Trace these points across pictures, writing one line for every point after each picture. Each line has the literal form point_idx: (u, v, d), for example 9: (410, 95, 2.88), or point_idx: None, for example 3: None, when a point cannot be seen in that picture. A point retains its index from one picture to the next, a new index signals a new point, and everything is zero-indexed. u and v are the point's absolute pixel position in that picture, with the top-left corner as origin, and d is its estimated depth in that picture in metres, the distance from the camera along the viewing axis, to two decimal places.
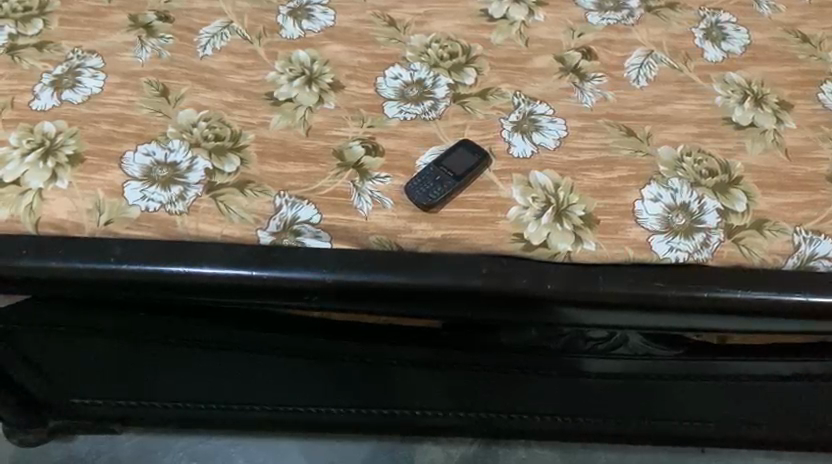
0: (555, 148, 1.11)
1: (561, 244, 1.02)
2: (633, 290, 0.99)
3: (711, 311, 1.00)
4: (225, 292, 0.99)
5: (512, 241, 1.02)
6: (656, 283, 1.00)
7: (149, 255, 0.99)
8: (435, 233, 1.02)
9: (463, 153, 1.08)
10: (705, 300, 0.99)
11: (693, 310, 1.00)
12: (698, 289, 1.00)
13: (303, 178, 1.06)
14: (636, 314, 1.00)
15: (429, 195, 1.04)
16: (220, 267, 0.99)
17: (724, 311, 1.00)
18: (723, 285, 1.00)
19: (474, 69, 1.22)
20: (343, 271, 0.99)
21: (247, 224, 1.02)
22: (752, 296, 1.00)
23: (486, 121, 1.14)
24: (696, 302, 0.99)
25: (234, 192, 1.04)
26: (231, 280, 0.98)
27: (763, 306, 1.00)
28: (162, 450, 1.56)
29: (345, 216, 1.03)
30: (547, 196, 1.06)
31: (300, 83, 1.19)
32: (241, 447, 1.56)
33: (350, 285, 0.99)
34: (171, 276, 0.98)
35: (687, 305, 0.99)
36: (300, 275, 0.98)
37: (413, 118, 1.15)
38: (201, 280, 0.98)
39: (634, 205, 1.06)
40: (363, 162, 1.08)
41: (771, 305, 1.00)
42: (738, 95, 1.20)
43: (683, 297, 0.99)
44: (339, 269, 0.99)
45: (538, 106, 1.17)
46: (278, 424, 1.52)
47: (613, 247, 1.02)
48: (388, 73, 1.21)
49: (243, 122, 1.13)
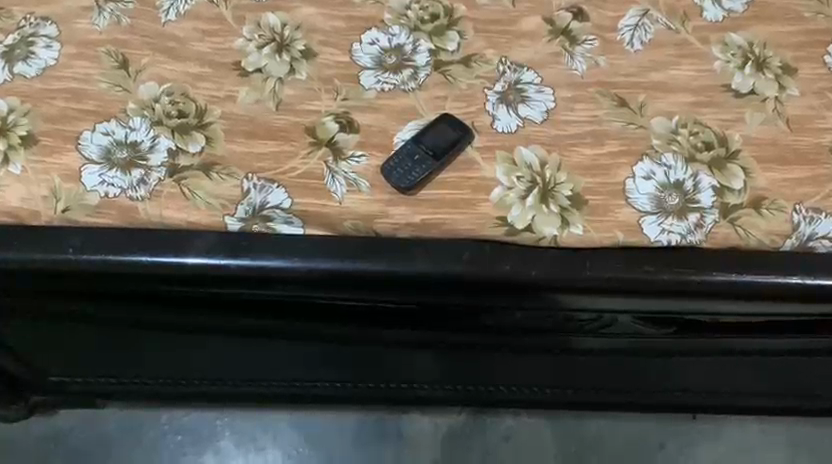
0: (543, 120, 1.04)
1: (548, 228, 0.96)
2: (624, 274, 0.95)
3: (702, 295, 0.96)
4: (193, 281, 0.95)
5: (495, 227, 0.96)
6: (646, 268, 0.95)
7: (115, 244, 0.94)
8: (414, 217, 0.97)
9: (444, 130, 1.01)
10: (696, 283, 0.95)
11: (684, 294, 0.96)
12: (688, 273, 0.96)
13: (274, 158, 0.99)
14: (623, 299, 0.96)
15: (406, 177, 0.98)
16: (193, 257, 0.94)
17: (715, 295, 0.96)
18: (716, 268, 0.96)
19: (457, 32, 1.14)
20: (320, 261, 0.95)
21: (214, 210, 0.96)
22: (745, 279, 0.96)
23: (469, 92, 1.07)
24: (687, 285, 0.95)
25: (200, 176, 0.97)
26: (205, 272, 0.94)
27: (756, 289, 0.96)
28: (148, 423, 1.53)
29: (318, 200, 0.97)
30: (532, 175, 1.00)
31: (270, 50, 1.11)
32: (229, 420, 1.55)
33: (329, 276, 0.95)
34: (141, 269, 0.94)
35: (678, 290, 0.96)
36: (277, 264, 0.94)
37: (391, 89, 1.08)
38: (175, 271, 0.94)
39: (625, 184, 0.99)
40: (337, 140, 1.01)
41: (766, 289, 0.96)
42: (739, 58, 1.13)
43: (674, 280, 0.95)
44: (317, 258, 0.95)
45: (525, 74, 1.10)
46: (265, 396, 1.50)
47: (603, 230, 0.96)
48: (365, 38, 1.13)
49: (209, 96, 1.06)
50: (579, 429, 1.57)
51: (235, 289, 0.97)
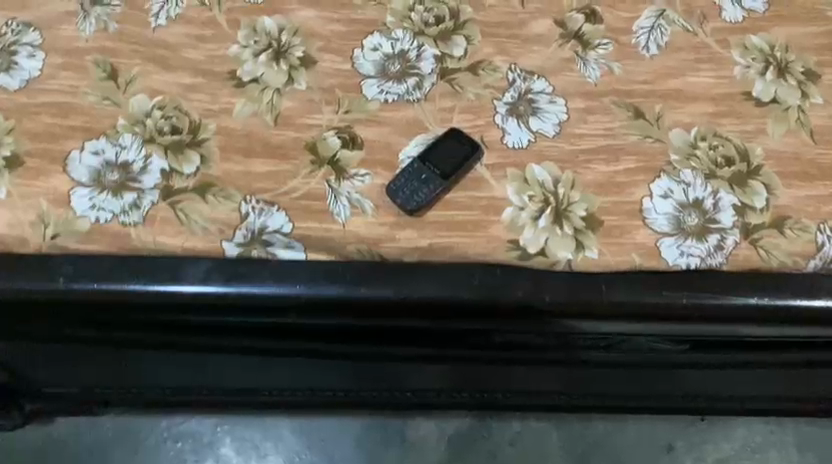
0: (555, 134, 0.99)
1: (561, 252, 0.92)
2: (640, 298, 0.91)
3: (723, 318, 0.92)
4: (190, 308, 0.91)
5: (506, 251, 0.92)
6: (664, 292, 0.91)
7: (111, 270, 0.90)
8: (421, 241, 0.92)
9: (452, 146, 0.96)
10: (717, 306, 0.91)
11: (704, 318, 0.91)
12: (709, 297, 0.91)
13: (273, 178, 0.94)
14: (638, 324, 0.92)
15: (412, 199, 0.93)
16: (190, 284, 0.90)
17: (736, 319, 0.92)
18: (737, 292, 0.92)
19: (464, 36, 1.08)
20: (323, 287, 0.90)
21: (211, 235, 0.91)
22: (768, 303, 0.91)
23: (477, 102, 1.02)
24: (706, 309, 0.91)
25: (195, 199, 0.92)
26: (202, 300, 0.90)
27: (780, 313, 0.92)
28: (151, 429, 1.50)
29: (320, 224, 0.92)
30: (545, 194, 0.95)
31: (267, 58, 1.05)
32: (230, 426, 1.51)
33: (332, 303, 0.90)
34: (138, 298, 0.90)
35: (698, 314, 0.91)
36: (276, 291, 0.90)
37: (395, 100, 1.03)
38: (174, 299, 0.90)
39: (642, 203, 0.94)
40: (339, 157, 0.96)
41: (790, 314, 0.92)
42: (760, 63, 1.07)
43: (695, 304, 0.91)
44: (319, 284, 0.90)
45: (536, 83, 1.04)
46: (267, 402, 1.47)
47: (619, 254, 0.92)
48: (367, 44, 1.07)
49: (203, 110, 1.00)
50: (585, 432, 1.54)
51: (234, 316, 0.93)
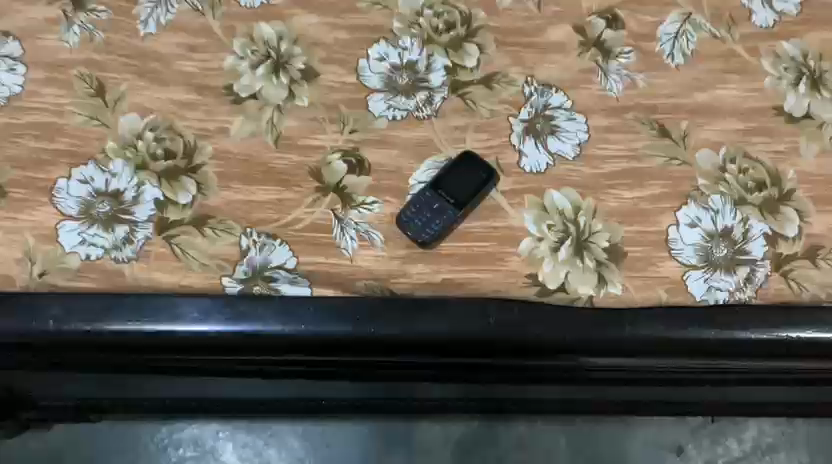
0: (575, 156, 0.93)
1: (583, 287, 0.86)
2: (666, 335, 0.86)
3: (749, 353, 0.88)
4: (189, 349, 0.86)
5: (524, 286, 0.86)
6: (691, 329, 0.86)
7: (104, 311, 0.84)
8: (434, 276, 0.87)
9: (466, 171, 0.90)
10: (745, 342, 0.87)
11: (730, 354, 0.88)
12: (738, 332, 0.86)
13: (275, 207, 0.88)
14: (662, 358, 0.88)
15: (424, 230, 0.87)
16: (187, 324, 0.85)
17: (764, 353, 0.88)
18: (768, 326, 0.87)
19: (477, 45, 1.01)
20: (331, 325, 0.85)
21: (209, 271, 0.86)
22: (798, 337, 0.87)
23: (491, 120, 0.96)
24: (734, 345, 0.87)
25: (192, 232, 0.86)
26: (202, 341, 0.85)
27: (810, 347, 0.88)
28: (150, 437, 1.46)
29: (326, 258, 0.86)
30: (565, 223, 0.89)
31: (266, 70, 0.98)
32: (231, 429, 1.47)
33: (341, 341, 0.86)
34: (133, 340, 0.85)
35: (724, 350, 0.87)
36: (281, 330, 0.85)
37: (404, 117, 0.96)
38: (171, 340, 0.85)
39: (668, 233, 0.89)
40: (345, 183, 0.90)
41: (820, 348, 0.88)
42: (793, 74, 1.00)
43: (722, 340, 0.86)
44: (327, 322, 0.85)
45: (554, 97, 0.98)
46: (271, 410, 1.42)
47: (644, 289, 0.87)
48: (373, 53, 1.00)
49: (199, 130, 0.94)
50: (597, 437, 1.49)
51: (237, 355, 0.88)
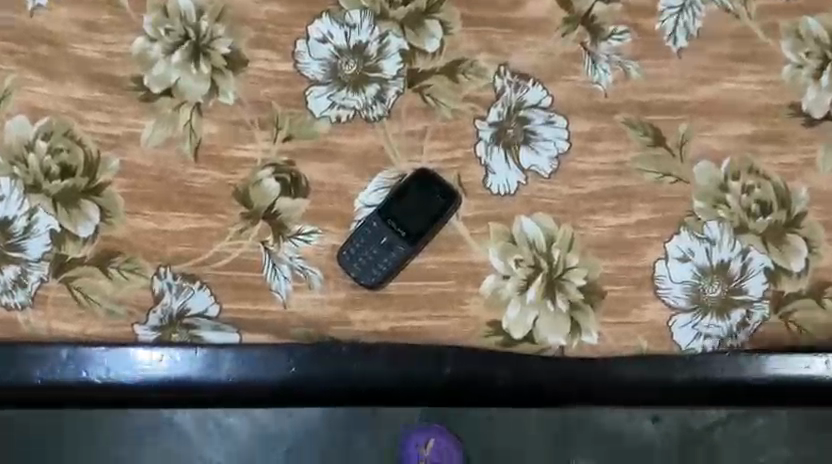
0: (550, 172, 0.79)
1: (552, 336, 0.75)
2: (644, 376, 0.76)
3: (734, 397, 0.79)
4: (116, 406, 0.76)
5: (485, 335, 0.75)
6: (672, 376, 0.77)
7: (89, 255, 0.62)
8: (379, 324, 0.75)
9: (420, 197, 0.76)
10: (729, 385, 0.78)
11: (714, 401, 0.78)
12: (724, 375, 0.77)
13: (195, 241, 0.75)
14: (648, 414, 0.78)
15: (367, 272, 0.74)
16: (102, 374, 0.75)
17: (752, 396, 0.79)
18: (755, 369, 0.77)
19: (440, 22, 0.83)
20: (267, 374, 0.76)
21: (119, 319, 0.74)
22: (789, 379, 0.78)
23: (454, 123, 0.80)
24: (716, 390, 0.78)
25: (96, 273, 0.74)
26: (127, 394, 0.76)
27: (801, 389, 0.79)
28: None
29: (255, 304, 0.74)
30: (536, 256, 0.76)
31: (182, 57, 0.80)
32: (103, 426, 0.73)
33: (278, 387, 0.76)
34: (43, 393, 0.75)
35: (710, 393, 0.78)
36: (214, 381, 0.76)
37: (350, 118, 0.80)
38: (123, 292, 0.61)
39: (654, 268, 0.77)
40: (278, 208, 0.76)
41: (812, 390, 0.79)
42: (816, 60, 0.83)
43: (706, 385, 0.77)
44: (262, 369, 0.76)
45: (531, 92, 0.81)
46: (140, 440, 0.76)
47: (622, 338, 0.76)
48: (312, 32, 0.82)
49: (102, 136, 0.78)
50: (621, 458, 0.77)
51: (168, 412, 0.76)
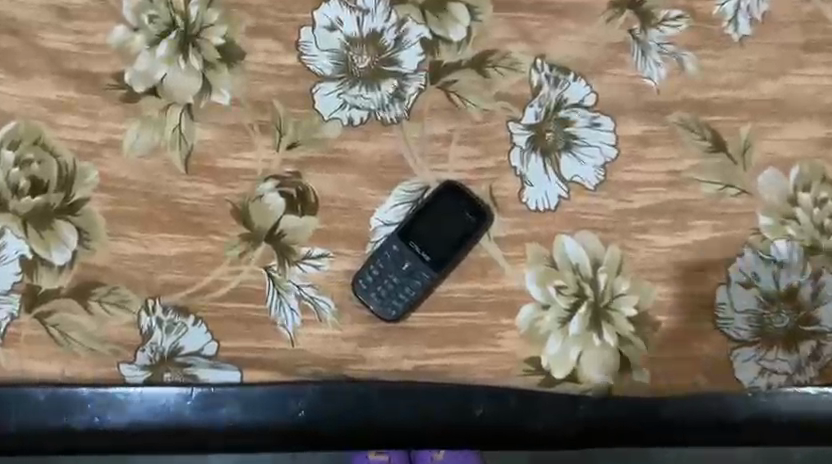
0: (595, 184, 0.68)
1: (599, 374, 0.66)
2: (696, 419, 0.68)
3: (796, 436, 0.69)
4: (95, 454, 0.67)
5: (522, 375, 0.65)
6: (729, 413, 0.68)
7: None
8: (400, 362, 0.65)
9: (447, 214, 0.67)
10: (794, 420, 0.68)
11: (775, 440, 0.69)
12: (788, 410, 0.68)
13: (188, 267, 0.65)
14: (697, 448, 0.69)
15: (385, 302, 0.65)
16: (88, 420, 0.65)
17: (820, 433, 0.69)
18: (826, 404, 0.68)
19: (466, 6, 0.71)
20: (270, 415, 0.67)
21: (101, 359, 0.64)
22: None
23: (484, 126, 0.69)
24: (778, 427, 0.68)
25: (74, 307, 0.64)
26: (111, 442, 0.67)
27: None
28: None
29: (258, 342, 0.64)
30: (580, 283, 0.67)
31: (169, 49, 0.69)
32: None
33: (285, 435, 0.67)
34: (17, 438, 0.66)
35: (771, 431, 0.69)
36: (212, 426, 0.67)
37: (364, 120, 0.69)
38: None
39: (714, 296, 0.67)
40: (283, 229, 0.66)
41: None
42: None
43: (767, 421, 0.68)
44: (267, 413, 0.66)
45: (572, 88, 0.70)
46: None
47: (677, 376, 0.66)
48: (319, 19, 0.71)
49: (77, 144, 0.67)
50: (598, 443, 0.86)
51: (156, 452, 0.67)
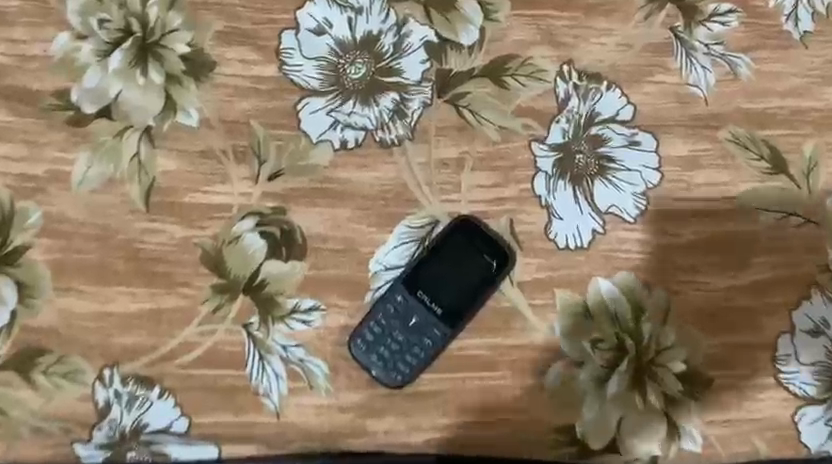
0: (635, 215, 0.58)
1: (643, 443, 0.56)
2: None
3: None
4: None
5: (555, 447, 0.55)
6: None
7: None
8: (409, 435, 0.54)
9: (460, 255, 0.56)
10: None
11: None
12: None
13: (153, 327, 0.54)
14: None
15: (391, 366, 0.54)
16: None
17: None
18: None
19: (478, 4, 0.61)
20: None
21: (48, 440, 0.52)
22: None
23: (502, 147, 0.58)
24: None
25: (14, 379, 0.53)
26: None
27: None
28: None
29: (237, 416, 0.53)
30: (619, 335, 0.57)
31: (124, 61, 0.58)
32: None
33: None
34: None
35: None
36: None
37: (360, 142, 0.58)
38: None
39: (776, 346, 0.57)
40: (265, 278, 0.55)
41: None
42: None
43: None
44: None
45: (604, 100, 0.59)
46: None
47: (735, 442, 0.56)
48: (304, 20, 0.59)
49: (15, 179, 0.55)
50: None
51: None
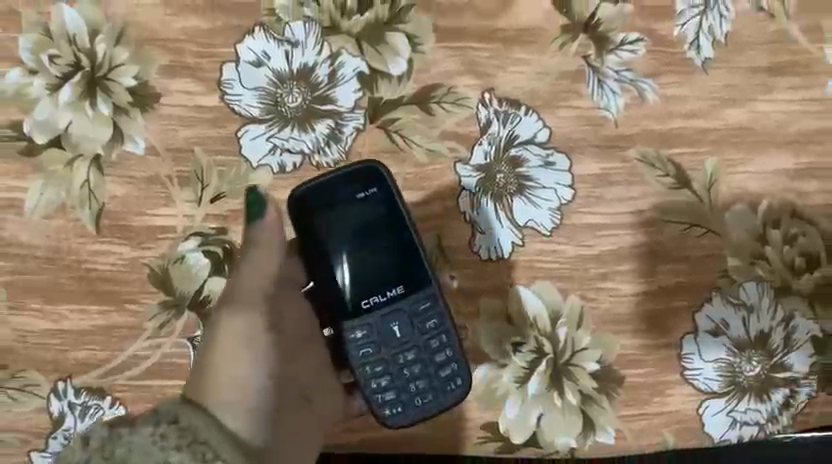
0: (552, 228, 0.63)
1: (560, 435, 0.62)
2: None
3: None
4: None
5: (478, 443, 0.62)
6: None
7: (251, 206, 0.58)
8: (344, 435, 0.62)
9: (364, 232, 0.58)
10: None
11: None
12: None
13: (105, 341, 0.60)
14: None
15: (396, 403, 0.59)
16: None
17: None
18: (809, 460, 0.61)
19: (406, 35, 0.64)
20: None
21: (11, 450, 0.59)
22: None
23: (429, 169, 0.64)
24: None
25: None
26: None
27: None
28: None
29: None
30: (538, 338, 0.62)
31: (74, 94, 0.62)
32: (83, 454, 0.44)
33: None
34: None
35: None
36: None
37: (298, 166, 0.63)
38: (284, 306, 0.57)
39: (680, 345, 0.63)
40: (210, 293, 0.60)
41: None
42: None
43: None
44: None
45: (523, 124, 0.64)
46: None
47: (643, 435, 0.62)
48: (243, 53, 0.63)
49: None
50: None
51: None
